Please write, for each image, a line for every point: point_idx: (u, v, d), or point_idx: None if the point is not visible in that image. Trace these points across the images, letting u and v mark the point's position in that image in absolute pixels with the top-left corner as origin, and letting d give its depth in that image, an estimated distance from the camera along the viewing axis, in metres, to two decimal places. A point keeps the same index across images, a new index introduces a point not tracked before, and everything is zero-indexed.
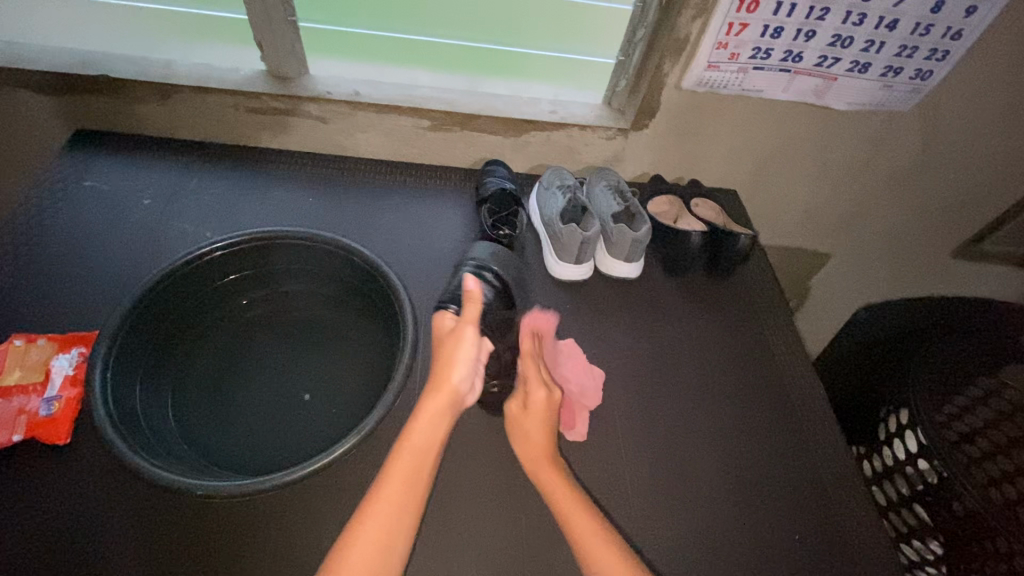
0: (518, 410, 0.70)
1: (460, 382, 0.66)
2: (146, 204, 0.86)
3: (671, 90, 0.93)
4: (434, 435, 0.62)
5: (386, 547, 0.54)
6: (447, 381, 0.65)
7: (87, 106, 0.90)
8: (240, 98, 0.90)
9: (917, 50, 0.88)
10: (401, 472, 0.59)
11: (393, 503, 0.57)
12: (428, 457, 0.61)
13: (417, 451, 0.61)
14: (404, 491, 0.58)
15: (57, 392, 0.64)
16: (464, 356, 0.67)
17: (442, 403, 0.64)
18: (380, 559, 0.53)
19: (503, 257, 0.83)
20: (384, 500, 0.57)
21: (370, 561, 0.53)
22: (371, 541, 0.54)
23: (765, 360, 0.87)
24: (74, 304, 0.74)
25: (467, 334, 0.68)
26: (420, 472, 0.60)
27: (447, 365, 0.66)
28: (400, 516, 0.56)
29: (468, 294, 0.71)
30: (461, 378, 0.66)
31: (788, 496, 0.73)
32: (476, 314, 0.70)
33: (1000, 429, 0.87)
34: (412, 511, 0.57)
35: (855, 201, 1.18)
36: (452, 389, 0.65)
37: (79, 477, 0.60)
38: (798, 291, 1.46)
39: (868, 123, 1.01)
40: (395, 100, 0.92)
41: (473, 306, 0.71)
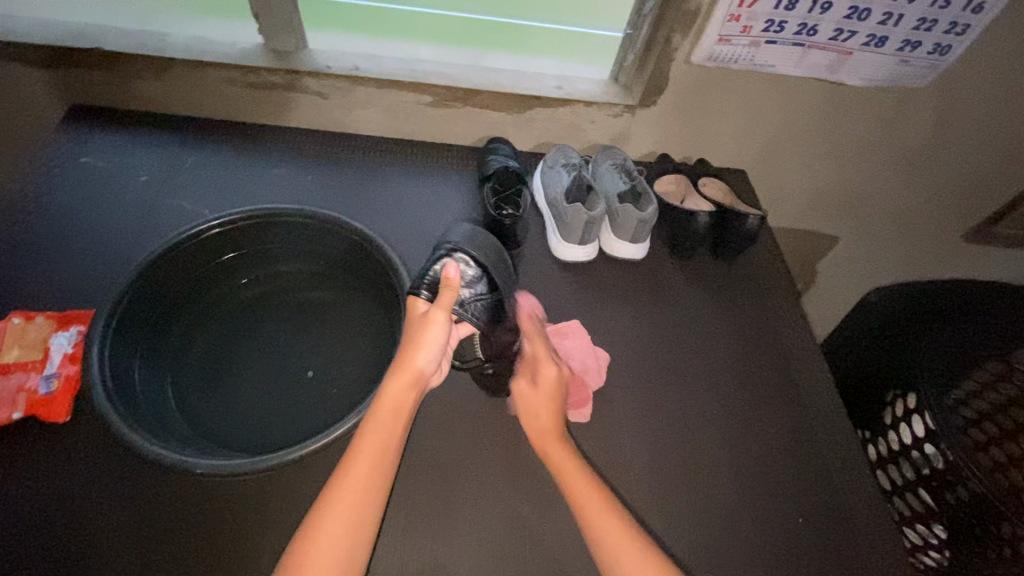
0: (526, 387, 0.69)
1: (426, 365, 0.63)
2: (144, 181, 0.85)
3: (680, 65, 0.90)
4: (399, 416, 0.61)
5: (352, 533, 0.54)
6: (412, 364, 0.62)
7: (80, 81, 0.88)
8: (237, 72, 0.88)
9: (936, 23, 0.84)
10: (365, 455, 0.57)
11: (358, 489, 0.56)
12: (393, 439, 0.59)
13: (381, 433, 0.59)
14: (368, 475, 0.57)
15: (56, 370, 0.64)
16: (434, 341, 0.63)
17: (404, 382, 0.62)
18: (346, 546, 0.53)
19: (478, 240, 0.75)
20: (349, 485, 0.56)
21: (338, 548, 0.52)
22: (337, 527, 0.53)
23: (771, 342, 0.86)
24: (72, 283, 0.73)
25: (438, 322, 0.64)
26: (385, 455, 0.58)
27: (412, 348, 0.63)
28: (365, 501, 0.55)
29: (447, 283, 0.67)
30: (427, 361, 0.63)
31: (792, 478, 0.73)
32: (450, 301, 0.65)
33: None
34: (378, 495, 0.57)
35: (866, 181, 1.15)
36: (417, 371, 0.62)
37: (81, 455, 0.60)
38: (805, 274, 1.44)
39: (882, 100, 0.98)
40: (395, 74, 0.89)
41: (450, 294, 0.66)
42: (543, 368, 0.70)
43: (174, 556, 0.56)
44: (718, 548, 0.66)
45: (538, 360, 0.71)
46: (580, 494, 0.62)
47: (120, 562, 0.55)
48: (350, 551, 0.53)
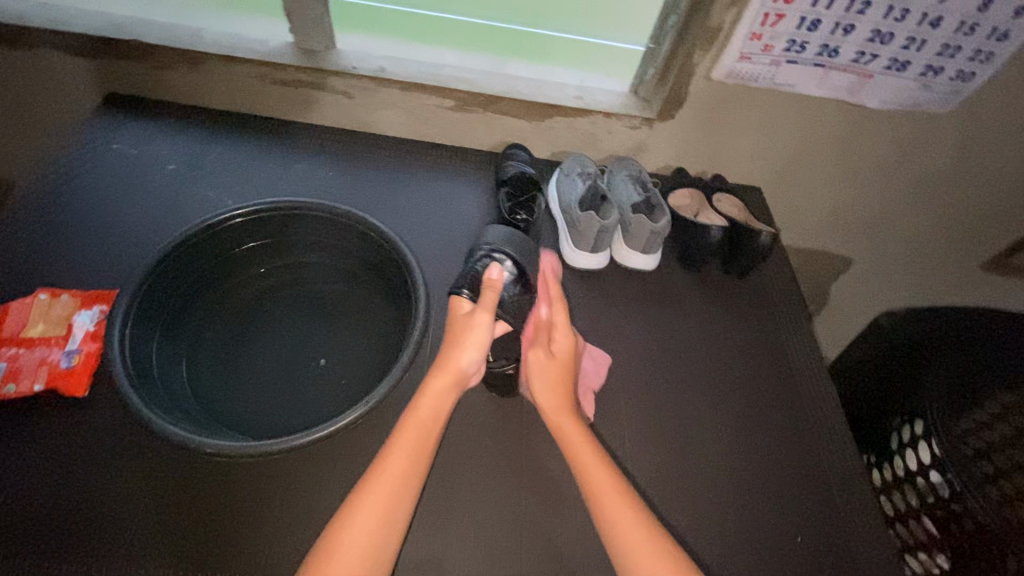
0: (542, 356, 0.69)
1: (469, 365, 0.65)
2: (171, 169, 0.88)
3: (700, 80, 0.91)
4: (439, 413, 0.62)
5: (386, 521, 0.55)
6: (454, 362, 0.64)
7: (117, 71, 0.91)
8: (267, 69, 0.90)
9: (960, 50, 0.84)
10: (405, 447, 0.59)
11: (395, 478, 0.57)
12: (432, 434, 0.61)
13: (422, 427, 0.61)
14: (406, 467, 0.58)
15: (78, 346, 0.66)
16: (476, 342, 0.65)
17: (446, 381, 0.63)
18: (379, 534, 0.54)
19: (522, 247, 0.79)
20: (387, 474, 0.57)
21: (370, 535, 0.54)
22: (373, 514, 0.54)
23: (779, 360, 0.86)
24: (98, 264, 0.75)
25: (483, 321, 0.66)
26: (424, 449, 0.60)
27: (456, 347, 0.65)
28: (401, 491, 0.57)
29: (489, 283, 0.69)
30: (469, 360, 0.65)
31: (792, 498, 0.73)
32: (492, 301, 0.67)
33: None
34: (413, 487, 0.58)
35: (883, 204, 1.15)
36: (460, 370, 0.64)
37: (96, 429, 0.62)
38: (818, 296, 1.43)
39: (903, 124, 0.98)
40: (419, 77, 0.91)
41: (492, 296, 0.68)
42: (558, 337, 0.70)
43: (179, 532, 0.57)
44: (713, 562, 0.66)
45: (555, 326, 0.70)
46: (591, 467, 0.62)
47: (128, 534, 0.57)
48: (382, 540, 0.54)
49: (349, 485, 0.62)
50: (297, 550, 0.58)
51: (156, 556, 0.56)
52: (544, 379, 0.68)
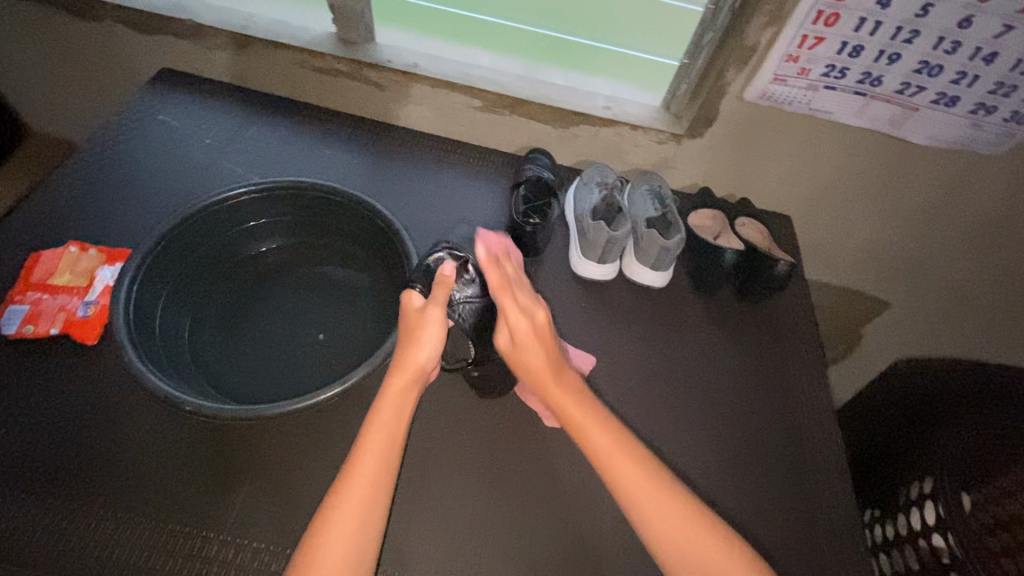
0: (506, 342, 0.62)
1: (426, 361, 0.63)
2: (207, 143, 0.92)
3: (732, 100, 0.88)
4: (404, 409, 0.61)
5: (365, 520, 0.55)
6: (411, 360, 0.63)
7: (172, 47, 0.96)
8: (307, 57, 0.94)
9: (1016, 89, 0.79)
10: (374, 447, 0.58)
11: (367, 478, 0.57)
12: (399, 430, 0.60)
13: (388, 425, 0.60)
14: (377, 467, 0.57)
15: (95, 298, 0.70)
16: (432, 337, 0.63)
17: (406, 378, 0.62)
18: (361, 532, 0.54)
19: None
20: (359, 476, 0.57)
21: (350, 534, 0.54)
22: (352, 513, 0.55)
23: (783, 396, 0.82)
24: (127, 224, 0.80)
25: (432, 317, 0.64)
26: (392, 446, 0.59)
27: (410, 345, 0.63)
28: (377, 490, 0.57)
29: (441, 280, 0.66)
30: (427, 356, 0.63)
31: (774, 540, 0.70)
32: (445, 297, 0.65)
33: None
34: (388, 485, 0.58)
35: (924, 247, 1.08)
36: (417, 367, 0.63)
37: (97, 378, 0.66)
38: (847, 339, 1.36)
39: (949, 164, 0.92)
40: (450, 75, 0.93)
41: (443, 291, 0.66)
42: (516, 318, 0.61)
43: (157, 485, 0.60)
44: None
45: (508, 312, 0.62)
46: (603, 446, 0.59)
47: (110, 480, 0.60)
48: (363, 538, 0.54)
49: (323, 462, 0.64)
50: (262, 518, 0.60)
51: (130, 503, 0.59)
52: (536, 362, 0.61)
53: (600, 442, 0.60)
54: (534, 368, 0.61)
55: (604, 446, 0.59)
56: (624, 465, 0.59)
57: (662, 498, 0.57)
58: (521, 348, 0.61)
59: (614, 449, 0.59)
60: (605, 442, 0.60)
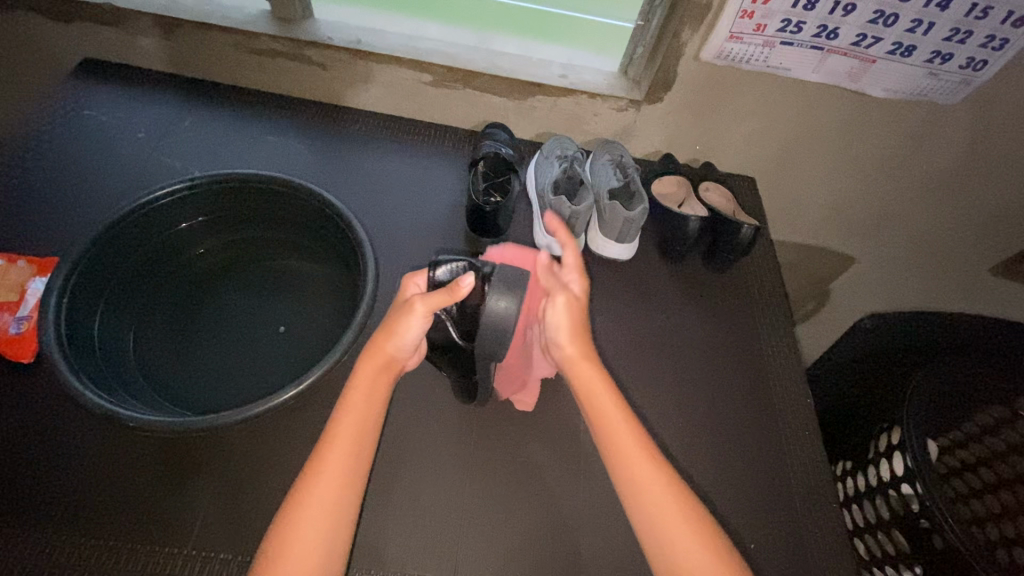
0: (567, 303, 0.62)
1: (397, 350, 0.60)
2: (140, 137, 0.86)
3: (689, 61, 0.85)
4: (376, 393, 0.59)
5: (338, 507, 0.53)
6: (382, 349, 0.59)
7: (91, 35, 0.89)
8: (240, 38, 0.87)
9: (971, 35, 0.78)
10: (346, 434, 0.56)
11: (340, 467, 0.54)
12: (371, 416, 0.58)
13: (359, 413, 0.57)
14: (349, 456, 0.55)
15: (28, 313, 0.66)
16: (403, 331, 0.58)
17: (375, 365, 0.59)
18: (334, 519, 0.52)
19: (514, 277, 0.63)
20: (332, 463, 0.54)
21: (323, 521, 0.52)
22: (323, 502, 0.52)
23: (753, 361, 0.82)
24: (57, 232, 0.75)
25: (417, 313, 0.58)
26: (365, 433, 0.57)
27: (384, 334, 0.59)
28: (350, 477, 0.55)
29: (452, 287, 0.57)
30: (398, 347, 0.60)
31: (751, 502, 0.71)
32: (440, 302, 0.57)
33: (994, 468, 0.84)
34: (362, 471, 0.56)
35: (886, 200, 1.08)
36: (389, 357, 0.60)
37: (32, 399, 0.62)
38: (815, 296, 1.37)
39: (908, 114, 0.92)
40: (395, 50, 0.88)
41: (445, 296, 0.58)
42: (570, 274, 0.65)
43: (113, 505, 0.57)
44: None
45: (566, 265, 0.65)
46: (618, 437, 0.59)
47: (57, 507, 0.57)
48: (335, 527, 0.52)
49: (287, 468, 0.61)
50: (224, 532, 0.57)
51: (80, 528, 0.56)
52: (564, 328, 0.62)
53: (614, 432, 0.59)
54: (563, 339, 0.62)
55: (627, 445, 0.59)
56: (643, 467, 0.58)
57: (665, 497, 0.56)
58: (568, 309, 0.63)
59: (632, 450, 0.58)
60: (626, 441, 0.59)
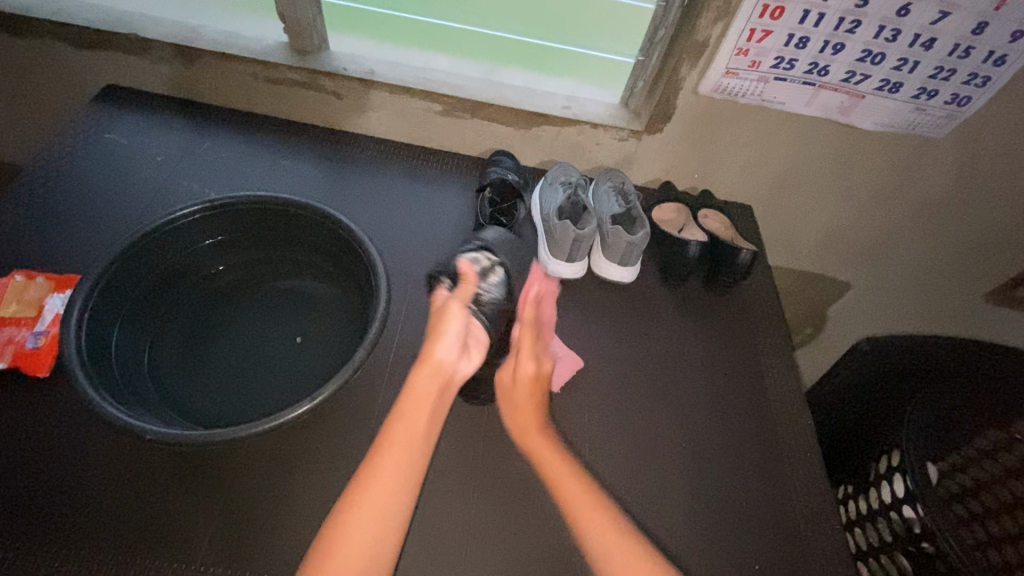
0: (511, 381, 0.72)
1: (446, 355, 0.68)
2: (158, 159, 0.89)
3: (688, 94, 0.89)
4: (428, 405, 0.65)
5: (387, 513, 0.57)
6: (431, 355, 0.68)
7: (114, 63, 0.93)
8: (259, 67, 0.91)
9: (954, 73, 0.83)
10: (398, 443, 0.61)
11: (394, 474, 0.59)
12: (422, 428, 0.63)
13: (412, 424, 0.63)
14: (402, 463, 0.60)
15: (45, 328, 0.67)
16: (449, 329, 0.70)
17: (429, 378, 0.66)
18: (381, 527, 0.56)
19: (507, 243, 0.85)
20: (384, 472, 0.59)
21: (371, 531, 0.55)
22: (375, 505, 0.56)
23: (753, 383, 0.84)
24: (76, 250, 0.77)
25: (453, 309, 0.72)
26: (413, 446, 0.61)
27: (433, 338, 0.70)
28: (400, 482, 0.59)
29: (465, 278, 0.76)
30: (445, 351, 0.68)
31: (753, 523, 0.71)
32: (466, 294, 0.74)
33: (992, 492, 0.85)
34: (412, 485, 0.60)
35: (879, 228, 1.12)
36: (438, 362, 0.68)
37: (47, 412, 0.63)
38: (812, 321, 1.39)
39: (898, 147, 0.95)
40: (407, 81, 0.92)
41: (466, 291, 0.75)
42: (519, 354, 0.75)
43: (122, 520, 0.58)
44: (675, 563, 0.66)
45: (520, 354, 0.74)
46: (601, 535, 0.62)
47: (68, 521, 0.57)
48: (380, 535, 0.55)
49: (295, 485, 0.62)
50: (232, 548, 0.57)
51: (90, 542, 0.56)
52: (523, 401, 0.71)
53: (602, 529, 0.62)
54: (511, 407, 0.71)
55: (578, 497, 0.64)
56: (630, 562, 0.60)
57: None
58: (518, 388, 0.72)
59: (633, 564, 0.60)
60: (578, 493, 0.64)
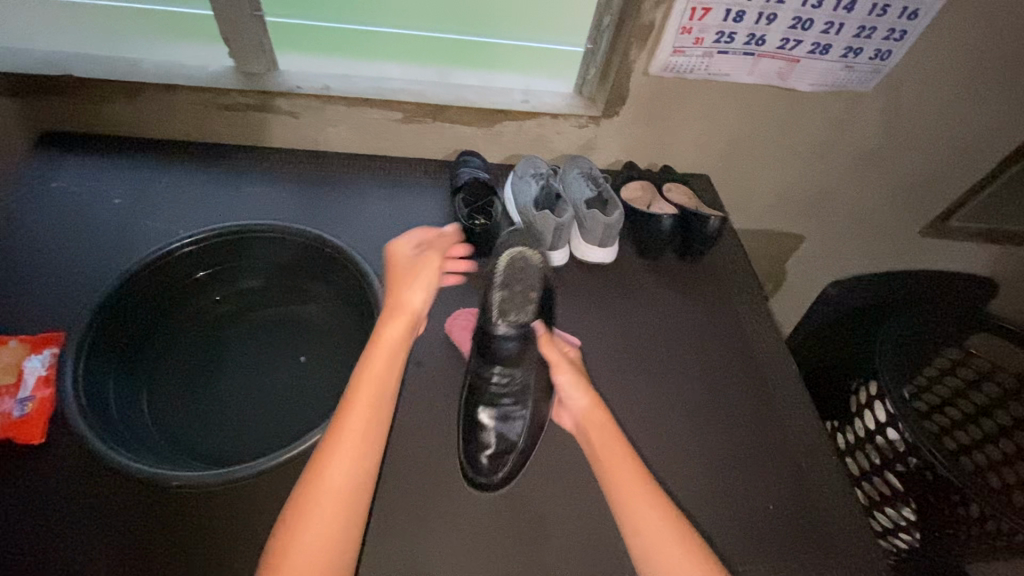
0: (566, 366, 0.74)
1: (419, 304, 0.69)
2: (116, 203, 0.85)
3: (639, 76, 0.93)
4: (390, 369, 0.64)
5: (356, 467, 0.58)
6: (406, 301, 0.68)
7: (51, 107, 0.88)
8: (209, 95, 0.89)
9: (875, 30, 0.90)
10: (365, 397, 0.62)
11: (360, 431, 0.60)
12: (389, 379, 0.64)
13: (378, 377, 0.63)
14: (366, 417, 0.61)
15: (30, 393, 0.64)
16: (426, 277, 0.70)
17: (395, 330, 0.66)
18: (353, 483, 0.57)
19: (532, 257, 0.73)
20: (352, 429, 0.60)
21: (344, 488, 0.56)
22: (328, 505, 0.55)
23: (737, 338, 0.90)
24: (45, 306, 0.73)
25: (433, 259, 0.73)
26: (381, 400, 0.62)
27: (409, 285, 0.69)
28: (366, 440, 0.60)
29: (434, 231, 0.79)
30: (419, 301, 0.69)
31: (760, 468, 0.76)
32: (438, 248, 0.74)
33: (968, 399, 0.99)
34: (377, 440, 0.61)
35: (823, 181, 1.20)
36: (411, 312, 0.68)
37: (53, 478, 0.60)
38: (773, 277, 1.48)
39: (834, 103, 1.03)
40: (365, 92, 0.91)
41: (425, 234, 0.78)
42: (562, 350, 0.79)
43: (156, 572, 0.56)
44: (699, 515, 0.71)
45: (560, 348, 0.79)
46: (644, 503, 0.62)
47: None
48: (352, 493, 0.57)
49: None
50: None
51: None
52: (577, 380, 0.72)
53: (645, 497, 0.62)
54: (574, 394, 0.71)
55: (624, 468, 0.65)
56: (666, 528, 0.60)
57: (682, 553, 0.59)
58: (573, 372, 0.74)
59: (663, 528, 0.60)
60: (624, 464, 0.65)
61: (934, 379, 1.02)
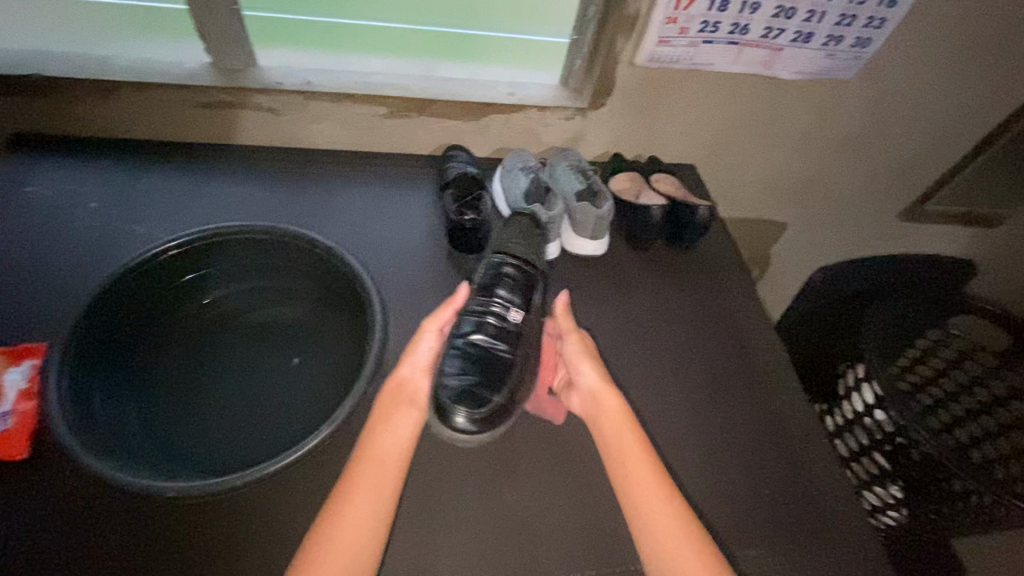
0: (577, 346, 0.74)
1: (409, 373, 0.68)
2: (93, 207, 0.82)
3: (625, 67, 0.93)
4: (397, 425, 0.64)
5: (363, 523, 0.57)
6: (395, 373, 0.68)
7: (19, 108, 0.84)
8: (187, 93, 0.86)
9: (856, 18, 0.91)
10: (373, 453, 0.61)
11: (369, 486, 0.59)
12: (399, 435, 0.63)
13: (387, 435, 0.63)
14: (376, 474, 0.60)
15: (11, 407, 0.61)
16: (411, 349, 0.69)
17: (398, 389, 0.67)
18: (358, 541, 0.56)
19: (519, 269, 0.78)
20: (362, 485, 0.59)
21: (350, 545, 0.55)
22: (357, 519, 0.57)
23: (729, 326, 0.91)
24: (21, 315, 0.70)
25: (427, 332, 0.71)
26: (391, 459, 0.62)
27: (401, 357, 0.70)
28: (375, 497, 0.59)
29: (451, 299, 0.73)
30: (407, 369, 0.68)
31: (755, 452, 0.77)
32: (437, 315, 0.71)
33: (951, 376, 1.01)
34: (386, 500, 0.60)
35: (806, 169, 1.22)
36: (400, 379, 0.68)
37: (40, 495, 0.58)
38: (758, 263, 1.51)
39: (816, 90, 1.04)
40: (349, 87, 0.89)
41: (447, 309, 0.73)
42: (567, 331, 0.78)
43: None
44: (697, 502, 0.72)
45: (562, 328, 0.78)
46: (644, 486, 0.63)
47: None
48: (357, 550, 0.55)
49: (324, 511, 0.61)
50: None
51: None
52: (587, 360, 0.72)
53: (647, 480, 0.63)
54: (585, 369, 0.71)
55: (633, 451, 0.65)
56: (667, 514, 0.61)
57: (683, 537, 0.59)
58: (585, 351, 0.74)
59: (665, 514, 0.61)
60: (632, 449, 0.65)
61: (917, 358, 1.04)
